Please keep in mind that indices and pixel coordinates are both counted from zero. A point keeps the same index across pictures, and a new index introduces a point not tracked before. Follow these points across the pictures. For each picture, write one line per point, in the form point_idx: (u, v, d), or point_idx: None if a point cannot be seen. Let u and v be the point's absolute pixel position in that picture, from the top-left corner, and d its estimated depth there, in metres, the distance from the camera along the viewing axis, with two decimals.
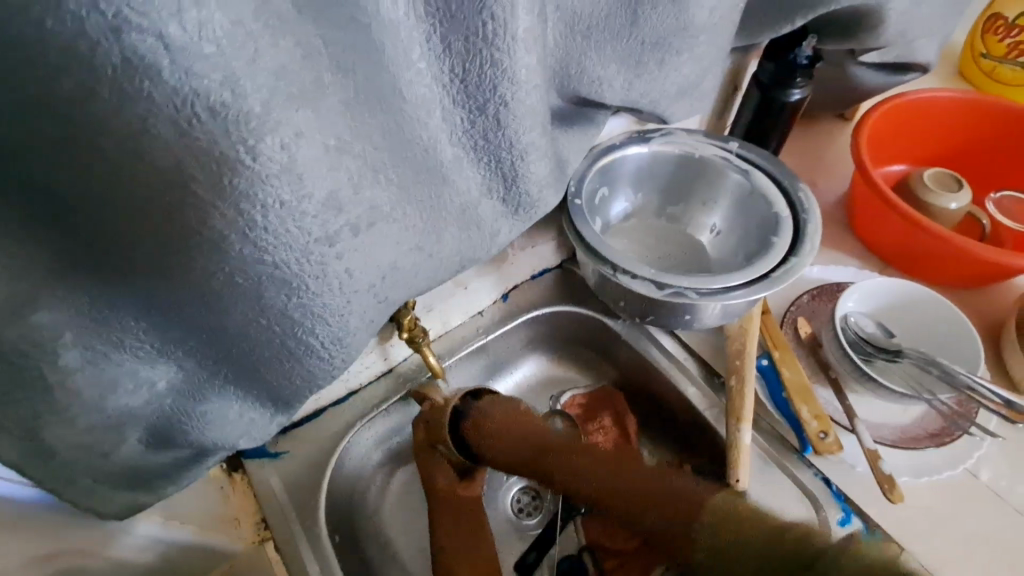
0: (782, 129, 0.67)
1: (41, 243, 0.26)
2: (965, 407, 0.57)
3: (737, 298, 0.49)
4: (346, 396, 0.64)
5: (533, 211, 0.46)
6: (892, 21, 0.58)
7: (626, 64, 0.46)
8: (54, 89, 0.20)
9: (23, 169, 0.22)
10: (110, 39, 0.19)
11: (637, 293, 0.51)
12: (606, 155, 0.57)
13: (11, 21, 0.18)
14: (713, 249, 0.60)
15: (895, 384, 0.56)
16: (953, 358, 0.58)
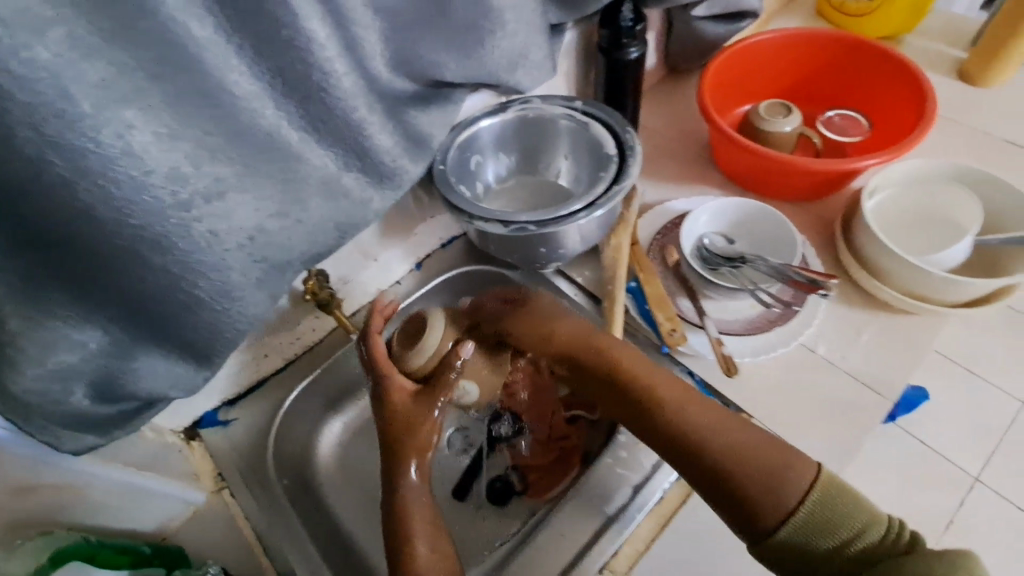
0: (631, 85, 0.77)
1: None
2: (795, 297, 0.68)
3: (567, 226, 0.59)
4: (284, 367, 0.74)
5: (395, 179, 0.56)
6: None
7: (451, 46, 0.56)
8: None
9: None
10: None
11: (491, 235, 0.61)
12: (466, 129, 0.67)
13: None
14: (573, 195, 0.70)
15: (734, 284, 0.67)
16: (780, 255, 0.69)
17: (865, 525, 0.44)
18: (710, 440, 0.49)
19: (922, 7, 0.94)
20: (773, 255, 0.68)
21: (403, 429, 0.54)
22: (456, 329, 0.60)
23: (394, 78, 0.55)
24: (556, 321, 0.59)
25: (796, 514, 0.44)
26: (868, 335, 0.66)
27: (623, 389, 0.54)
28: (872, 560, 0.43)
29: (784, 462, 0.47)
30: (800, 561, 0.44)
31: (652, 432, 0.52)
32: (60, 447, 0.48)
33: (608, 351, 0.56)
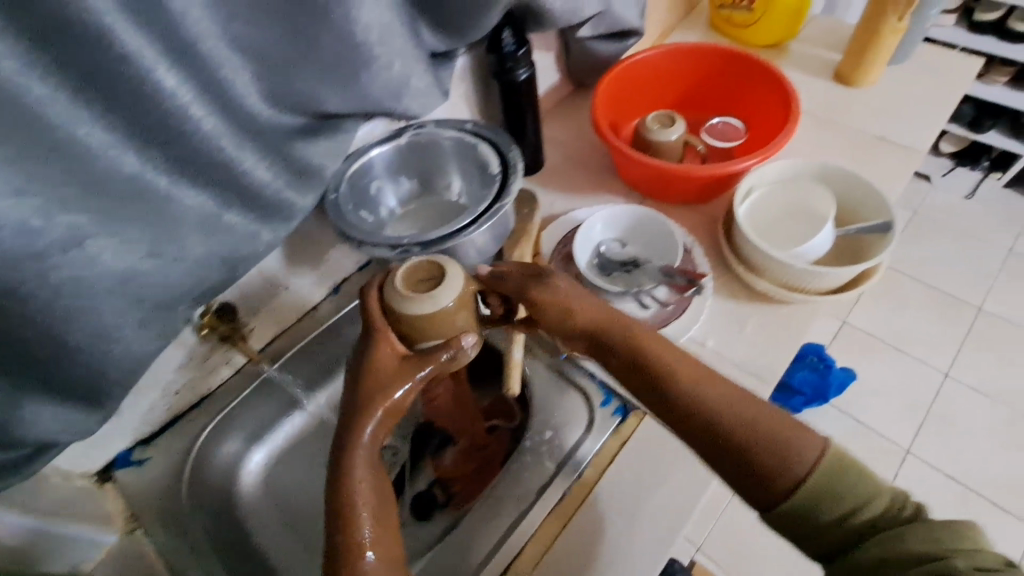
0: (526, 103, 0.81)
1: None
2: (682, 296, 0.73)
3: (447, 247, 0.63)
4: (199, 402, 0.75)
5: (281, 212, 0.59)
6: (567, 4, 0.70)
7: (330, 79, 0.57)
8: None
9: None
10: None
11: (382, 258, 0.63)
12: (358, 158, 0.69)
13: None
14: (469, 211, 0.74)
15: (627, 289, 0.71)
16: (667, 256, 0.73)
17: (868, 496, 0.47)
18: (729, 420, 0.50)
19: (799, 16, 1.00)
20: (660, 257, 0.74)
21: (387, 389, 0.49)
22: (472, 291, 0.53)
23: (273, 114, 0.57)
24: (576, 303, 0.55)
25: (809, 485, 0.47)
26: (751, 326, 0.71)
27: (648, 368, 0.53)
28: (874, 529, 0.46)
29: (798, 440, 0.48)
30: (811, 531, 0.48)
31: (671, 411, 0.52)
32: None
33: (632, 332, 0.55)
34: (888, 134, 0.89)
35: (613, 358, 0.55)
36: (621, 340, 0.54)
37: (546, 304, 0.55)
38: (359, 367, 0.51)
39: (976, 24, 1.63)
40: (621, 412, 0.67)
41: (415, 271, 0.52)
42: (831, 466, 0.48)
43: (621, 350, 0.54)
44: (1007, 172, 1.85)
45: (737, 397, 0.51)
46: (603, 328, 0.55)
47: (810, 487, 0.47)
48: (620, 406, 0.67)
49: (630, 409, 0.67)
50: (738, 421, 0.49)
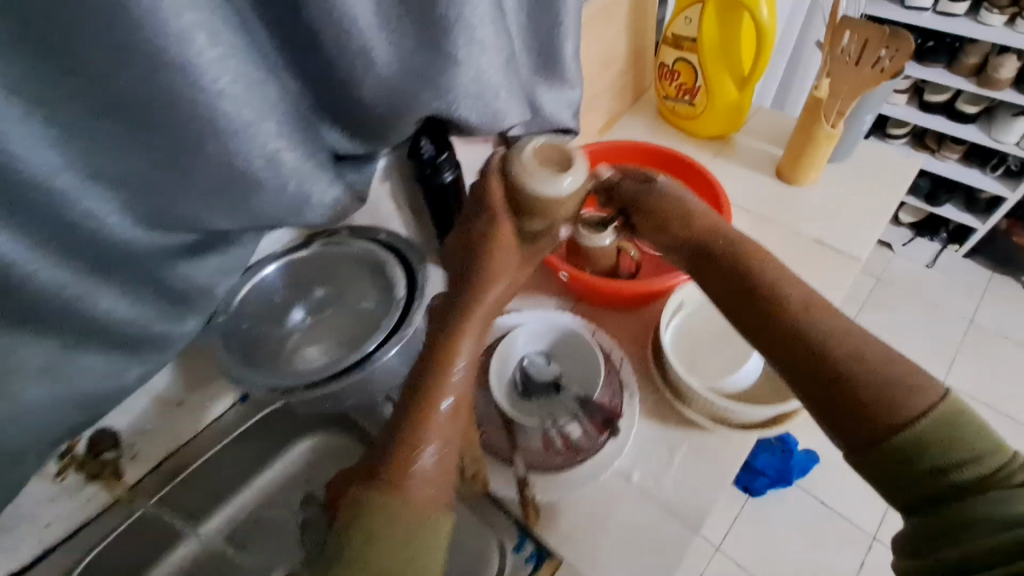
0: (452, 202, 0.78)
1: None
2: (596, 434, 0.66)
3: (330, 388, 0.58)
4: (74, 532, 0.68)
5: (151, 343, 0.55)
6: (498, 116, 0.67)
7: (213, 201, 0.53)
8: None
9: None
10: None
11: (256, 391, 0.60)
12: (255, 274, 0.65)
13: None
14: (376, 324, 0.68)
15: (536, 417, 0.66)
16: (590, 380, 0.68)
17: (979, 455, 0.44)
18: (860, 347, 0.48)
19: (740, 112, 1.00)
20: (581, 383, 0.69)
21: (486, 284, 0.58)
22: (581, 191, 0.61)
23: (150, 237, 0.53)
24: (694, 214, 0.61)
25: (919, 430, 0.45)
26: (681, 455, 0.67)
27: (762, 290, 0.54)
28: (965, 488, 0.44)
29: (917, 386, 0.46)
30: (897, 477, 0.46)
31: (781, 337, 0.51)
32: None
33: (746, 251, 0.57)
34: (826, 238, 0.88)
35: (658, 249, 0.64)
36: (711, 259, 0.58)
37: (670, 203, 0.62)
38: (474, 266, 0.59)
39: (927, 103, 1.66)
40: (535, 559, 0.59)
41: (550, 156, 0.60)
42: (940, 415, 0.45)
43: (730, 276, 0.56)
44: (964, 244, 1.87)
45: (880, 345, 0.48)
46: (740, 254, 0.57)
47: (903, 428, 0.45)
48: (534, 552, 0.59)
49: (546, 556, 0.58)
50: (830, 353, 0.48)
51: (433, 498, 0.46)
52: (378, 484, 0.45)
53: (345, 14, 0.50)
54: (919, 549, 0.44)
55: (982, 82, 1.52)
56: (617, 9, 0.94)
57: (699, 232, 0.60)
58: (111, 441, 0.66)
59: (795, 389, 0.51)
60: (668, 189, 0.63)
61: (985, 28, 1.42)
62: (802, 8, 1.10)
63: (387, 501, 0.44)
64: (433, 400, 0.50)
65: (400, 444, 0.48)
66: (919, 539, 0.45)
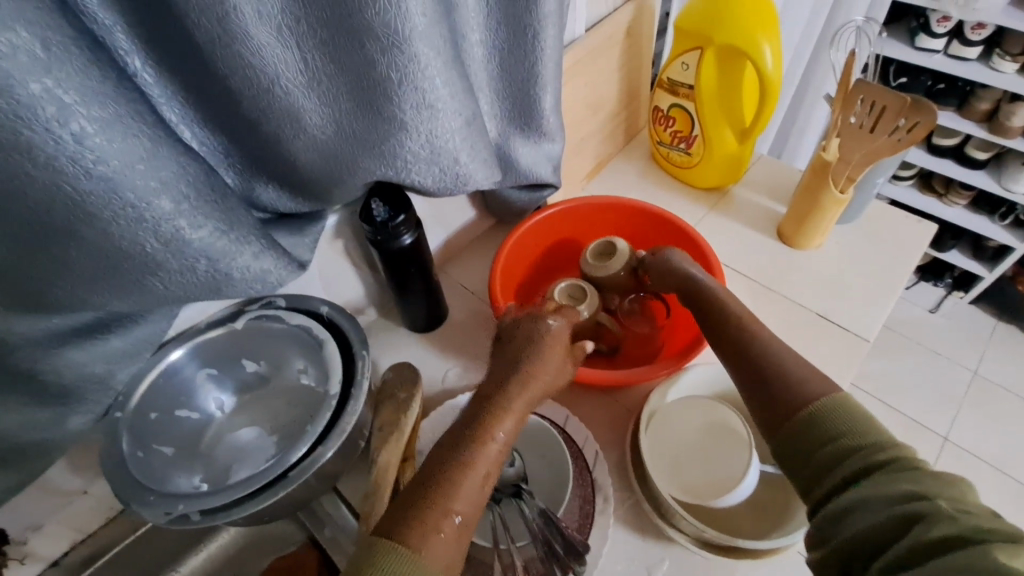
0: (411, 266, 0.69)
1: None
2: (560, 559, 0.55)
3: (232, 516, 0.48)
4: None
5: (22, 448, 0.47)
6: (461, 182, 0.58)
7: (100, 290, 0.44)
8: None
9: None
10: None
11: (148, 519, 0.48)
12: (160, 360, 0.55)
13: None
14: (310, 414, 0.59)
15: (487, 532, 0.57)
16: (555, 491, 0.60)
17: (867, 432, 0.44)
18: (784, 355, 0.52)
19: (739, 165, 0.91)
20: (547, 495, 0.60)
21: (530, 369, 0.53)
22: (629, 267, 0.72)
23: (23, 330, 0.44)
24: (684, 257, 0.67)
25: (814, 409, 0.46)
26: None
27: (721, 325, 0.58)
28: (869, 470, 0.41)
29: (823, 378, 0.49)
30: (798, 456, 0.46)
31: (739, 353, 0.55)
32: None
33: (717, 293, 0.61)
34: (831, 313, 0.79)
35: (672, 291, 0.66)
36: (698, 295, 0.62)
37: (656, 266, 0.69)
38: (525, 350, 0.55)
39: (935, 146, 1.59)
40: None
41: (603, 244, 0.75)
42: (853, 411, 0.45)
43: (709, 311, 0.60)
44: (971, 292, 1.78)
45: (813, 369, 0.50)
46: (704, 291, 0.62)
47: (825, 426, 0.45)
48: None
49: None
50: (788, 382, 0.50)
51: (447, 564, 0.39)
52: (402, 547, 0.39)
53: (260, 76, 0.43)
54: (825, 536, 0.41)
55: (992, 128, 1.45)
56: (605, 52, 0.86)
57: (676, 277, 0.66)
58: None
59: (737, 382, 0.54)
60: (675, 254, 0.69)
61: (997, 74, 1.35)
62: (806, 53, 1.02)
63: (406, 560, 0.38)
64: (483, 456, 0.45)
65: (411, 519, 0.41)
66: (822, 526, 0.41)
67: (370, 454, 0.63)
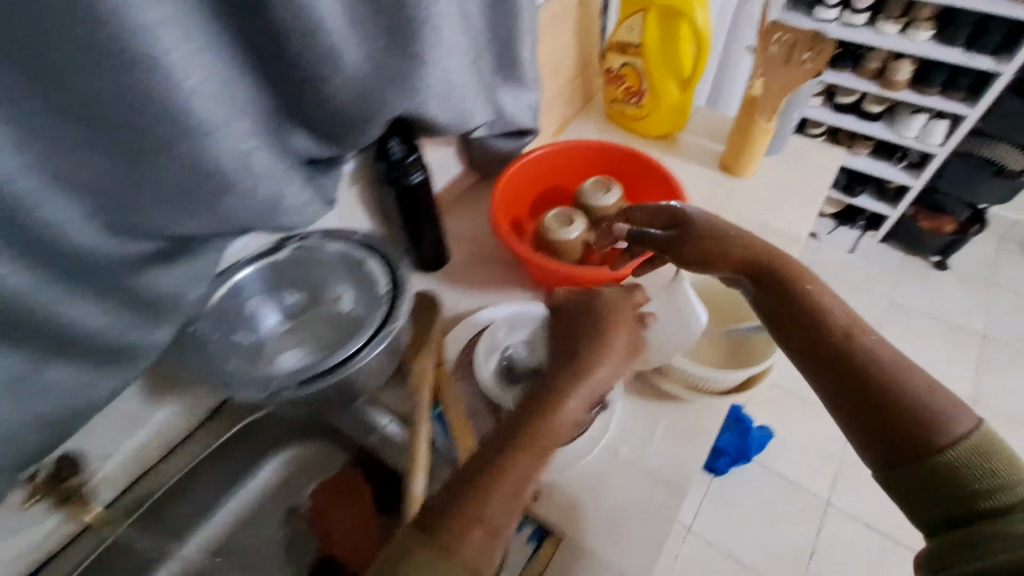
0: (422, 204, 0.79)
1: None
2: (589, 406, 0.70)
3: (319, 386, 0.59)
4: (47, 561, 0.66)
5: (119, 354, 0.53)
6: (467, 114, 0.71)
7: (178, 207, 0.51)
8: None
9: None
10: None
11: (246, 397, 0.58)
12: (226, 281, 0.64)
13: None
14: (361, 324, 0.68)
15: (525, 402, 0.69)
16: None
17: (1005, 482, 0.44)
18: (912, 381, 0.50)
19: (682, 113, 1.07)
20: None
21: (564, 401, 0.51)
22: (616, 205, 0.87)
23: (110, 248, 0.50)
24: (746, 238, 0.65)
25: (949, 450, 0.46)
26: (663, 428, 0.71)
27: (812, 322, 0.57)
28: (996, 512, 0.43)
29: (946, 398, 0.49)
30: (920, 489, 0.47)
31: (826, 356, 0.54)
32: None
33: (797, 270, 0.61)
34: (771, 223, 0.96)
35: (700, 266, 0.67)
36: (795, 292, 0.59)
37: (693, 241, 0.67)
38: (545, 385, 0.53)
39: (839, 105, 1.84)
40: (534, 537, 0.66)
41: (602, 185, 0.89)
42: (979, 447, 0.46)
43: (785, 298, 0.60)
44: (880, 231, 2.06)
45: (921, 373, 0.51)
46: (784, 274, 0.61)
47: (959, 459, 0.46)
48: (533, 531, 0.66)
49: (546, 533, 0.65)
50: (884, 384, 0.50)
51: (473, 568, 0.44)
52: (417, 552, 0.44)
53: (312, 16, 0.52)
54: (941, 564, 0.43)
55: (882, 84, 1.70)
56: (562, 18, 0.99)
57: (705, 255, 0.66)
58: (74, 467, 0.63)
59: (820, 389, 0.55)
60: (703, 219, 0.68)
61: (880, 36, 1.59)
62: (725, 18, 1.20)
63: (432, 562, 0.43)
64: (551, 426, 0.50)
65: (455, 523, 0.46)
66: (942, 553, 0.44)
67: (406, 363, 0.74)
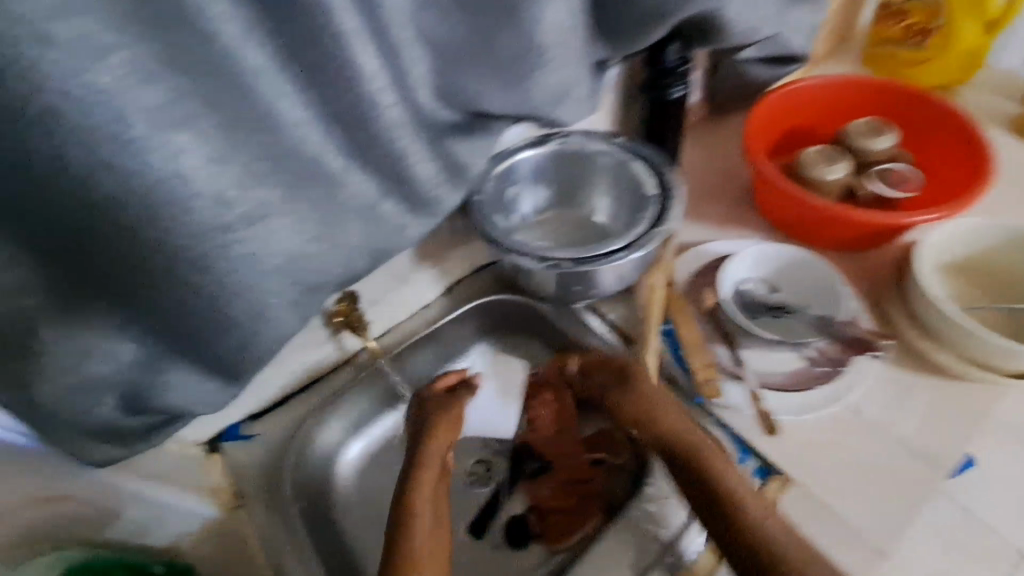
0: (675, 126, 0.75)
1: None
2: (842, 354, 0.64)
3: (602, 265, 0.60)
4: (309, 382, 0.74)
5: (430, 206, 0.56)
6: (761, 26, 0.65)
7: (497, 80, 0.56)
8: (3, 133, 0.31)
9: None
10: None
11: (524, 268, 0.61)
12: (505, 161, 0.67)
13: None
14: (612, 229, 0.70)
15: (771, 333, 0.65)
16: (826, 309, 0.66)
17: None
18: (792, 549, 0.52)
19: (977, 59, 0.91)
20: (818, 308, 0.67)
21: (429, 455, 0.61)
22: (889, 148, 0.78)
23: (437, 108, 0.55)
24: (660, 396, 0.62)
25: None
26: (921, 401, 0.63)
27: (697, 487, 0.56)
28: None
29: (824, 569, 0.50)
30: None
31: (719, 525, 0.54)
32: (88, 457, 0.47)
33: (705, 452, 0.57)
34: None
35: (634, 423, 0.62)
36: (662, 428, 0.60)
37: (629, 395, 0.63)
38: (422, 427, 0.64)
39: None
40: (760, 474, 0.60)
41: (873, 125, 0.79)
42: None
43: (689, 452, 0.58)
44: None
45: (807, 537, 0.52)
46: (665, 436, 0.60)
47: None
48: (761, 466, 0.60)
49: (772, 472, 0.60)
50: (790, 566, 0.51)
51: None
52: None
53: None
54: None
55: None
56: None
57: (645, 411, 0.62)
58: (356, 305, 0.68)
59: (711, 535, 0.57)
60: (686, 333, 0.67)
61: None
62: None
63: None
64: (411, 515, 0.57)
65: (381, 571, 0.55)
66: None
67: (644, 280, 0.70)
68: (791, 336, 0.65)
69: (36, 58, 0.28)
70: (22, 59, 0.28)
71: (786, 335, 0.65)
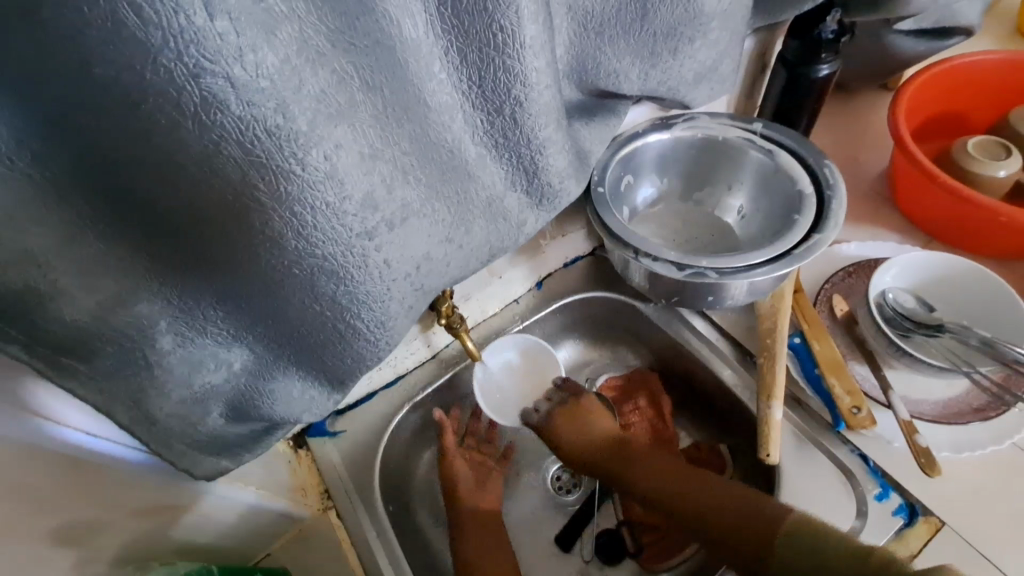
0: (813, 107, 0.65)
1: (103, 212, 0.28)
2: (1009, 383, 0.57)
3: (761, 275, 0.51)
4: (394, 380, 0.68)
5: (557, 201, 0.46)
6: None
7: (640, 55, 0.47)
8: (140, 123, 0.25)
9: (121, 165, 0.27)
10: (150, 67, 0.23)
11: (659, 275, 0.53)
12: (628, 143, 0.60)
13: (134, 69, 0.23)
14: (739, 229, 0.63)
15: (934, 358, 0.56)
16: (993, 329, 0.58)
17: None
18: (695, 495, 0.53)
19: None
20: (983, 329, 0.58)
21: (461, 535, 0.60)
22: None
23: (568, 90, 0.48)
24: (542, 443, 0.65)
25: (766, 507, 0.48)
26: None
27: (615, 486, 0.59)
28: None
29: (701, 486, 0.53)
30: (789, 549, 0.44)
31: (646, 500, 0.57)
32: (193, 473, 0.42)
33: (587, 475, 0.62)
34: None
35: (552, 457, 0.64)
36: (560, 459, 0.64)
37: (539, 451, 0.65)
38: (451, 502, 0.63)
39: None
40: (904, 512, 0.53)
41: None
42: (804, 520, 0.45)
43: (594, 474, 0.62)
44: None
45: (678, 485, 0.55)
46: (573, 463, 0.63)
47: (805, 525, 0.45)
48: (904, 504, 0.54)
49: (920, 512, 0.53)
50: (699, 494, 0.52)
51: None
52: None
53: None
54: None
55: None
56: None
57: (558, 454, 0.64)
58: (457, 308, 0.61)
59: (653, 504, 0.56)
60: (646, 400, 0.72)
61: None
62: None
63: None
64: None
65: None
66: None
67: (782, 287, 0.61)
68: (959, 359, 0.56)
69: (198, 30, 0.23)
70: (184, 31, 0.23)
71: (951, 358, 0.57)
